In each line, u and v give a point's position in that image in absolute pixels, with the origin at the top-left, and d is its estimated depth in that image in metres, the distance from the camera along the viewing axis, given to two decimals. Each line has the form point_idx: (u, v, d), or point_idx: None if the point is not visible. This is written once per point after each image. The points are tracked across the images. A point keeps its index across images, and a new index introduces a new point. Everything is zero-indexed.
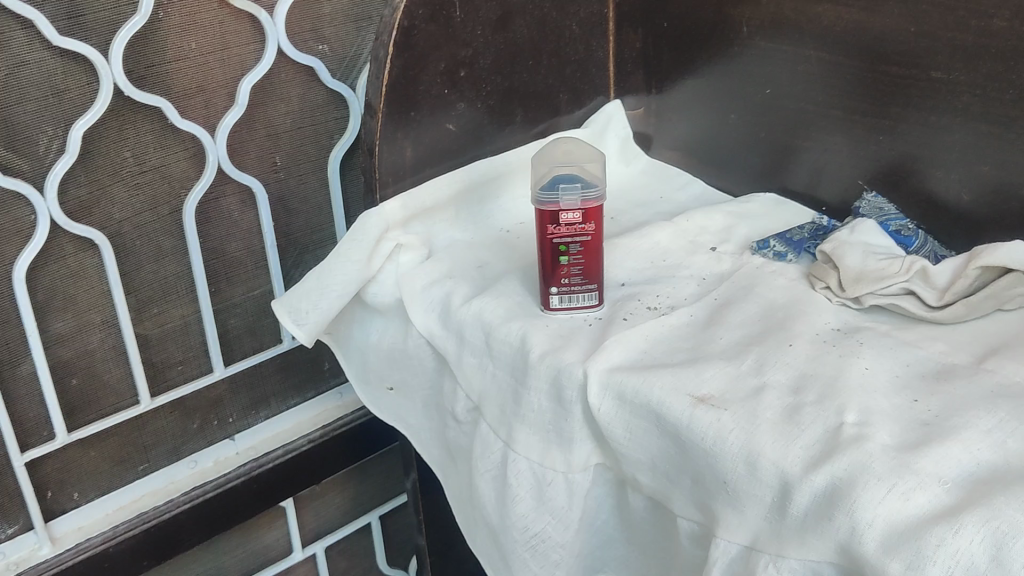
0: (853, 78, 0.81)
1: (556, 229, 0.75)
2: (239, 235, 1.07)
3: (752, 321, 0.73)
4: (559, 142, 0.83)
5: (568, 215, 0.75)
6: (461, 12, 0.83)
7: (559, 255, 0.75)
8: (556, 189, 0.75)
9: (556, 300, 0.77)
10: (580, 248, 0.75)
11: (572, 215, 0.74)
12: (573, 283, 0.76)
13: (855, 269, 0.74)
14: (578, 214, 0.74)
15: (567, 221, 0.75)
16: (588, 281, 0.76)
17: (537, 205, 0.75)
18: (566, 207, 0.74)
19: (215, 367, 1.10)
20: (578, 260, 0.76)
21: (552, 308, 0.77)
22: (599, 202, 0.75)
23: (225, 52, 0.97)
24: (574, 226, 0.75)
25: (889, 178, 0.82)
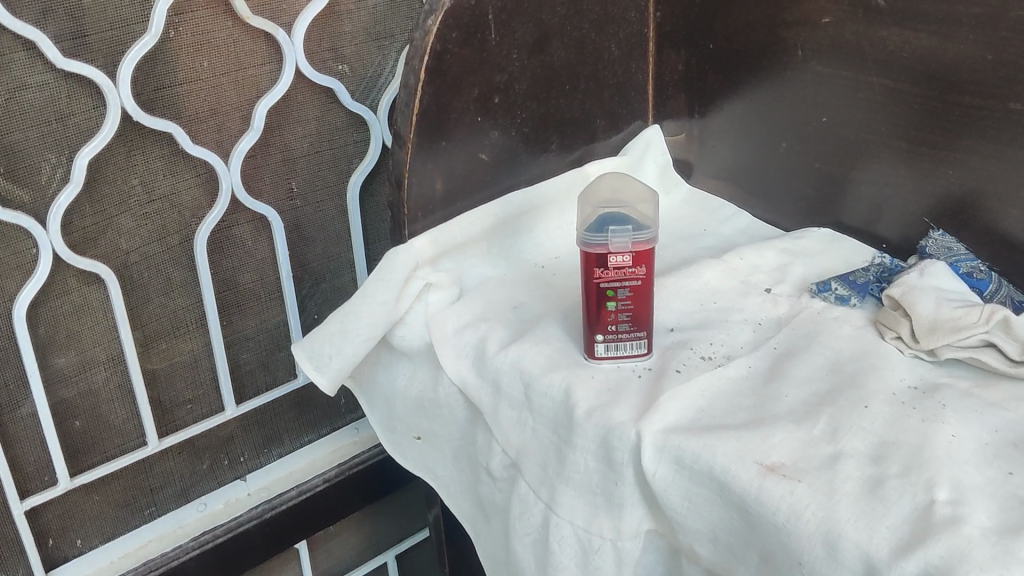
0: (921, 107, 0.74)
1: (604, 273, 0.69)
2: (253, 265, 1.01)
3: (818, 376, 0.67)
4: (604, 176, 0.77)
5: (618, 258, 0.68)
6: (496, 35, 0.77)
7: (606, 301, 0.69)
8: (604, 231, 0.68)
9: (601, 348, 0.71)
10: (629, 294, 0.69)
11: (622, 258, 0.68)
12: (621, 331, 0.70)
13: (930, 318, 0.68)
14: (629, 257, 0.68)
15: (616, 265, 0.68)
16: (636, 328, 0.70)
17: (582, 247, 0.69)
18: (616, 250, 0.68)
19: (227, 406, 1.05)
20: (627, 306, 0.69)
21: (597, 356, 0.71)
22: (651, 244, 0.68)
23: (239, 73, 0.92)
24: (623, 269, 0.69)
25: (959, 216, 0.76)
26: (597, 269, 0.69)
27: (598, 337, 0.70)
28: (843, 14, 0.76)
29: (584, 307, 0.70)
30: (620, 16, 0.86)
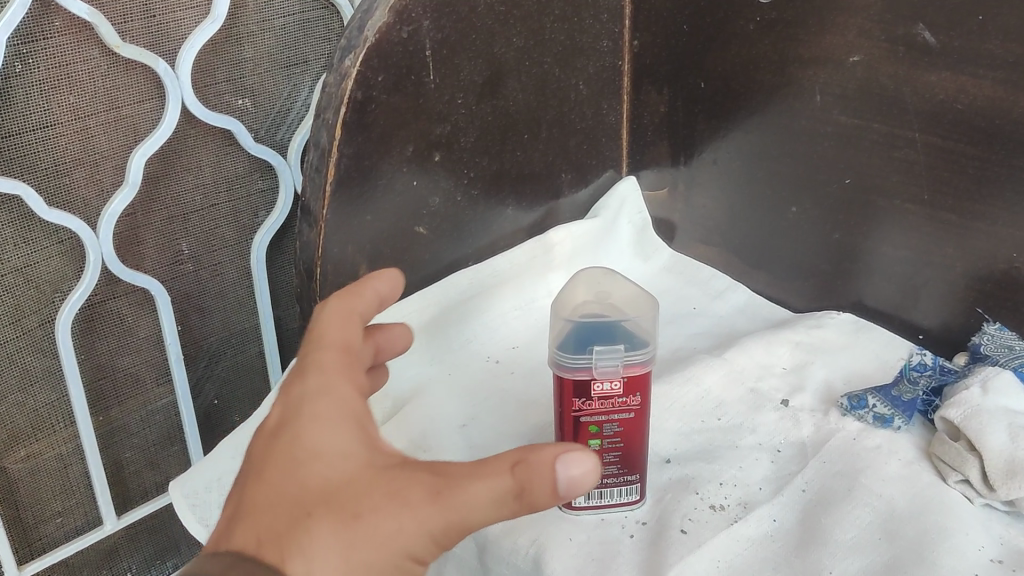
0: (981, 172, 0.59)
1: (585, 404, 0.51)
2: (135, 346, 0.82)
3: (867, 542, 0.51)
4: (582, 273, 0.60)
5: (603, 385, 0.51)
6: (435, 76, 0.59)
7: (588, 438, 0.52)
8: (587, 350, 0.51)
9: (581, 497, 0.53)
10: (617, 429, 0.52)
11: (610, 385, 0.51)
12: (606, 475, 0.53)
13: (1006, 457, 0.52)
14: (619, 384, 0.51)
15: (601, 394, 0.51)
16: (627, 471, 0.53)
17: (556, 371, 0.52)
18: (602, 376, 0.51)
19: (107, 520, 0.85)
20: (615, 445, 0.52)
21: (576, 507, 0.54)
22: (648, 367, 0.52)
23: (111, 114, 0.72)
24: (611, 400, 0.52)
25: (1021, 306, 0.60)
26: (577, 399, 0.51)
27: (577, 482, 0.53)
28: (876, 51, 0.60)
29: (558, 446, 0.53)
30: (590, 46, 0.69)
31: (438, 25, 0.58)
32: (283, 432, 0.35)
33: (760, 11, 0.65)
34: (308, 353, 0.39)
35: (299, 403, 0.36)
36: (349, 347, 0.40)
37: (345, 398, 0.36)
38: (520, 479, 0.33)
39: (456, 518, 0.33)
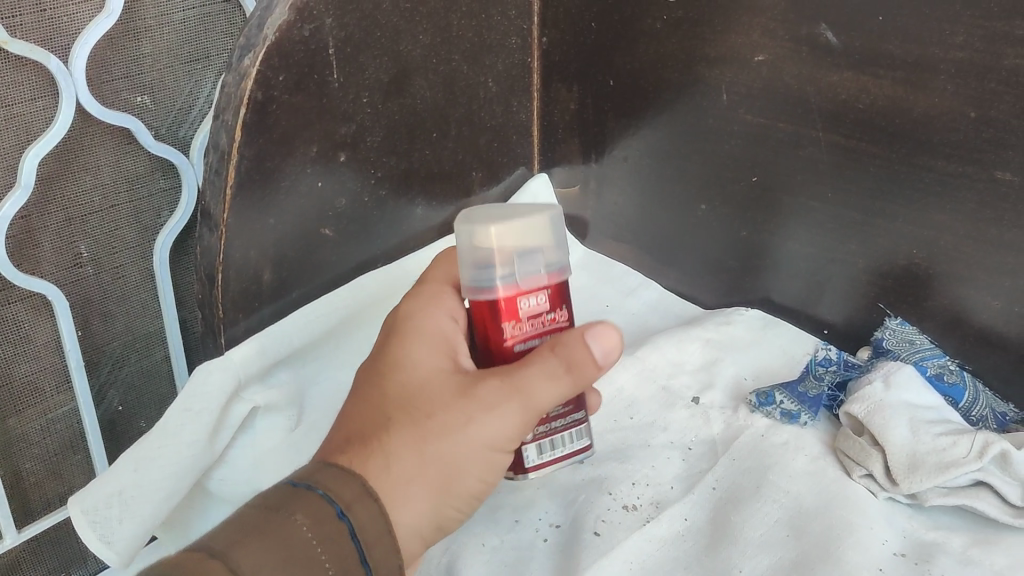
0: (883, 171, 0.60)
1: (514, 329, 0.45)
2: (32, 354, 0.79)
3: (776, 539, 0.51)
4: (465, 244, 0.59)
5: (530, 301, 0.46)
6: (338, 74, 0.58)
7: None
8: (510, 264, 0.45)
9: (533, 454, 0.47)
10: None
11: (537, 301, 0.46)
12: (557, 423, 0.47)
13: (908, 451, 0.53)
14: (546, 296, 0.46)
15: (530, 311, 0.46)
16: (575, 411, 0.48)
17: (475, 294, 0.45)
18: (528, 288, 0.45)
19: (7, 532, 0.81)
20: None
21: (531, 467, 0.47)
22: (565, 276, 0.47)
23: (1, 113, 0.69)
24: (539, 318, 0.46)
25: (921, 302, 0.62)
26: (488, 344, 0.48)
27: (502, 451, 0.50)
28: (780, 51, 0.61)
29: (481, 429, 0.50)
30: (497, 43, 0.69)
31: (340, 23, 0.56)
32: (380, 350, 0.48)
33: (665, 10, 0.65)
34: (419, 283, 0.53)
35: (392, 329, 0.49)
36: (428, 303, 0.50)
37: (438, 330, 0.48)
38: (561, 355, 0.43)
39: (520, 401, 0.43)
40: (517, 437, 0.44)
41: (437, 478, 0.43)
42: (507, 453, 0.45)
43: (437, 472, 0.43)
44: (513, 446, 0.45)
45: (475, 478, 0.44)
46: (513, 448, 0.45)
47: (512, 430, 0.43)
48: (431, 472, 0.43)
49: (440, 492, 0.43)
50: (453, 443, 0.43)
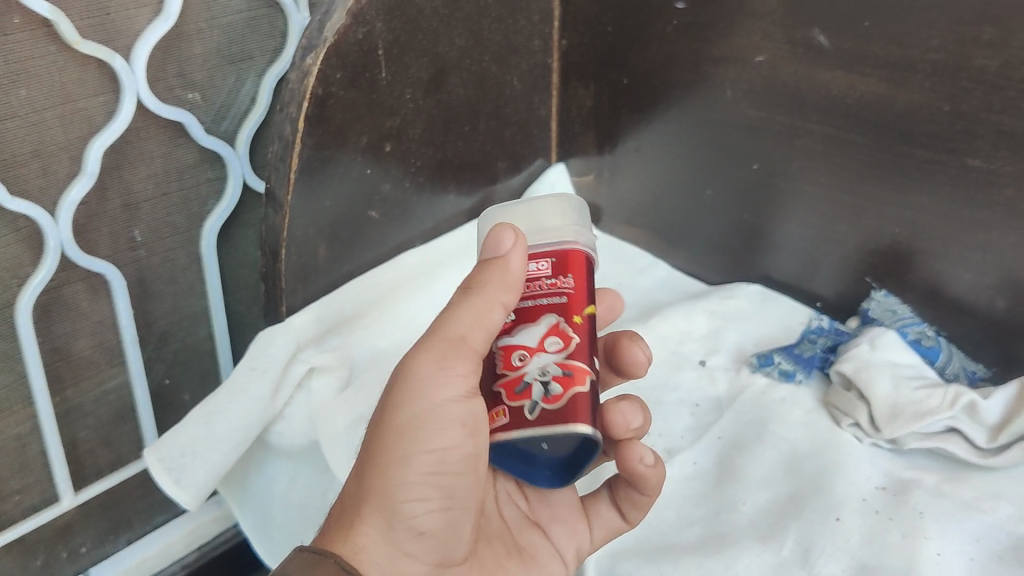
0: (868, 160, 0.67)
1: None
2: (89, 329, 0.86)
3: (774, 476, 0.59)
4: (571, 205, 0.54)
5: None
6: (387, 73, 0.65)
7: None
8: None
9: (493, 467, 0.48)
10: None
11: None
12: None
13: (890, 403, 0.61)
14: None
15: None
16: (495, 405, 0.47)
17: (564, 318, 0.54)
18: None
19: (64, 495, 0.89)
20: None
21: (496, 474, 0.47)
22: None
23: (66, 107, 0.75)
24: None
25: (901, 275, 0.70)
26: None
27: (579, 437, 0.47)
28: (777, 52, 0.68)
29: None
30: (522, 45, 0.76)
31: (389, 27, 0.64)
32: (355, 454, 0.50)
33: (675, 15, 0.72)
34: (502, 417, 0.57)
35: None
36: None
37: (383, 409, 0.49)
38: (468, 284, 0.46)
39: (449, 350, 0.44)
40: (436, 397, 0.44)
41: (379, 491, 0.44)
42: (447, 423, 0.44)
43: (377, 486, 0.44)
44: (446, 408, 0.44)
45: (421, 464, 0.44)
46: (446, 412, 0.44)
47: (431, 389, 0.44)
48: (375, 497, 0.44)
49: (391, 503, 0.44)
50: (384, 448, 0.44)
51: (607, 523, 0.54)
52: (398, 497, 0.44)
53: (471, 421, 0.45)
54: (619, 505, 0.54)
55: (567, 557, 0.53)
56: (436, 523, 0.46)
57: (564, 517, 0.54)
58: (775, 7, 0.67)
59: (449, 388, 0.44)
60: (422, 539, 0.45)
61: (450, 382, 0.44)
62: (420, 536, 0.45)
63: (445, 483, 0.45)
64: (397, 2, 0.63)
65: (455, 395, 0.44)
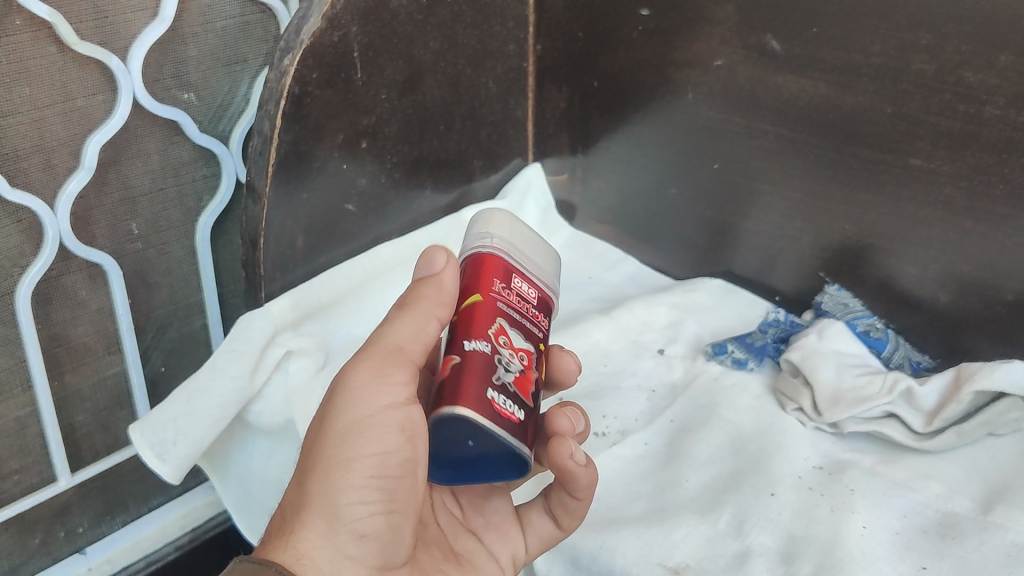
0: (820, 160, 0.71)
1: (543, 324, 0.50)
2: (89, 317, 0.83)
3: (718, 455, 0.63)
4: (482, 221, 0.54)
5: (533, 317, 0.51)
6: (362, 74, 0.69)
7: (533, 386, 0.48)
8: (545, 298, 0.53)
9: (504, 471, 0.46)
10: None
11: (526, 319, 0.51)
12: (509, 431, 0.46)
13: (832, 389, 0.65)
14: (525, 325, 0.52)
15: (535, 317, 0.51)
16: None
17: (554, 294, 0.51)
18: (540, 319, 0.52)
19: (61, 476, 0.86)
20: None
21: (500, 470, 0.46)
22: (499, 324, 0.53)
23: (67, 105, 0.74)
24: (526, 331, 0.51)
25: (854, 270, 0.73)
26: (541, 320, 0.50)
27: (519, 413, 0.45)
28: (734, 56, 0.72)
29: (524, 399, 0.46)
30: (497, 49, 0.80)
31: (364, 30, 0.67)
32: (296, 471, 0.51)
33: (641, 21, 0.76)
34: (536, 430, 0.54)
35: None
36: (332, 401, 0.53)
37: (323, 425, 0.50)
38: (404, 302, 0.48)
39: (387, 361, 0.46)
40: (375, 404, 0.45)
41: (321, 495, 0.45)
42: (386, 428, 0.45)
43: (319, 490, 0.45)
44: (384, 414, 0.45)
45: (363, 468, 0.45)
46: (385, 417, 0.45)
47: (370, 396, 0.45)
48: (316, 501, 0.45)
49: (332, 507, 0.45)
50: (326, 453, 0.45)
51: (541, 531, 0.56)
52: (339, 500, 0.45)
53: (410, 426, 0.45)
54: (552, 514, 0.56)
55: (502, 559, 0.56)
56: (377, 526, 0.47)
57: (498, 524, 0.56)
58: (731, 13, 0.71)
59: (387, 395, 0.46)
60: (362, 543, 0.46)
61: (388, 390, 0.46)
62: (360, 540, 0.46)
63: (386, 487, 0.46)
64: (372, 6, 0.67)
65: (394, 401, 0.46)
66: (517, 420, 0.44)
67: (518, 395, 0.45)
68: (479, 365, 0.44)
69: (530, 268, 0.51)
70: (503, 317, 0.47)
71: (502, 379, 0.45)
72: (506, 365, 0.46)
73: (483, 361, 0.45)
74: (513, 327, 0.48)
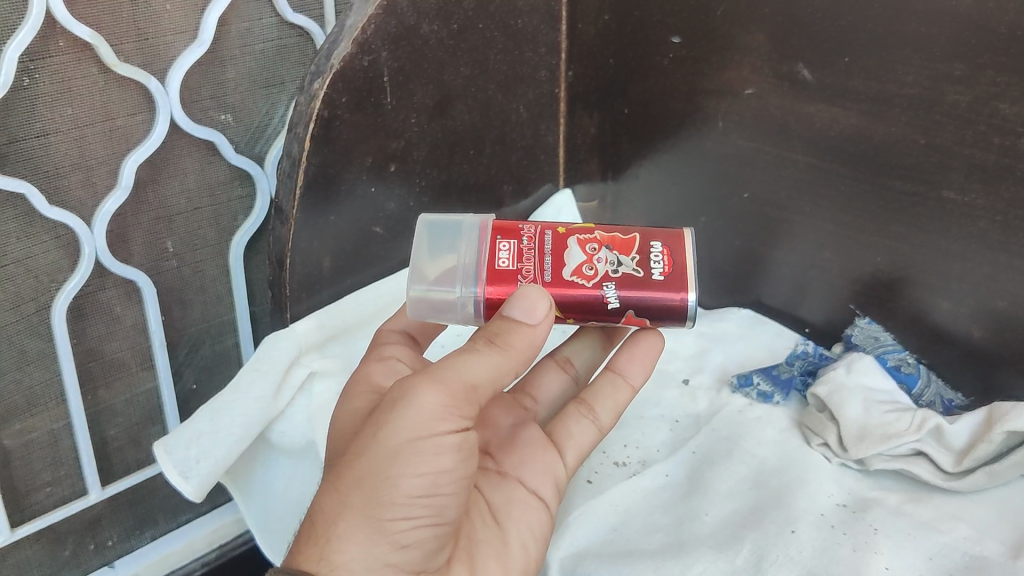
0: (850, 190, 0.70)
1: (528, 251, 0.51)
2: (123, 333, 0.83)
3: (739, 490, 0.63)
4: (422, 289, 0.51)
5: (506, 249, 0.51)
6: (392, 98, 0.69)
7: (608, 244, 0.51)
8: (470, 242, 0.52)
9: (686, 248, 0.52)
10: (596, 242, 0.51)
11: (505, 245, 0.51)
12: (658, 250, 0.51)
13: (858, 424, 0.64)
14: (502, 237, 0.52)
15: (517, 253, 0.51)
16: (649, 238, 0.52)
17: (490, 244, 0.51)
18: (494, 247, 0.51)
19: (92, 489, 0.86)
20: (605, 244, 0.52)
21: (687, 268, 0.51)
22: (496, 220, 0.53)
23: (106, 125, 0.73)
24: (528, 249, 0.51)
25: (886, 303, 0.72)
26: (523, 228, 0.52)
27: (658, 245, 0.52)
28: (766, 85, 0.72)
29: (641, 236, 0.52)
30: (529, 75, 0.79)
31: (394, 56, 0.67)
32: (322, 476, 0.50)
33: (672, 48, 0.76)
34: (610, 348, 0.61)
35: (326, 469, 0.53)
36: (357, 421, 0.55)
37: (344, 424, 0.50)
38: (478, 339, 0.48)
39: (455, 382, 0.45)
40: (436, 429, 0.45)
41: (363, 509, 0.44)
42: (438, 452, 0.45)
43: (365, 504, 0.44)
44: (441, 439, 0.45)
45: (410, 488, 0.45)
46: (441, 442, 0.45)
47: (428, 422, 0.45)
48: (360, 515, 0.44)
49: (376, 521, 0.45)
50: (374, 471, 0.44)
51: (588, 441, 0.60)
52: (384, 515, 0.45)
53: (461, 447, 0.46)
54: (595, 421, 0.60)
55: (547, 494, 0.56)
56: (420, 537, 0.46)
57: (534, 457, 0.57)
58: (762, 42, 0.70)
59: (448, 421, 0.45)
60: (405, 553, 0.46)
61: (450, 416, 0.45)
62: (403, 552, 0.46)
63: (431, 504, 0.46)
64: (402, 33, 0.67)
65: (450, 430, 0.45)
66: (666, 249, 0.51)
67: (638, 250, 0.51)
68: (634, 285, 0.50)
69: (471, 245, 0.52)
70: (562, 269, 0.50)
71: (635, 266, 0.50)
72: (615, 263, 0.51)
73: (628, 280, 0.50)
74: (564, 254, 0.51)
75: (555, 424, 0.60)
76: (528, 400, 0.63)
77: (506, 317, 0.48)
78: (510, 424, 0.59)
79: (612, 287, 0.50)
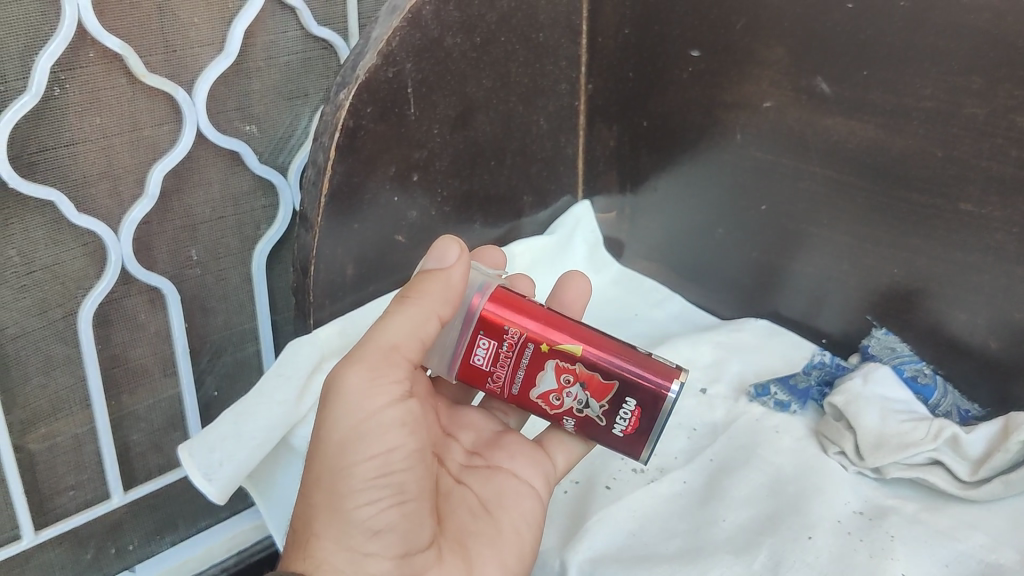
0: (867, 202, 0.71)
1: (502, 359, 0.53)
2: (147, 340, 0.85)
3: (756, 497, 0.63)
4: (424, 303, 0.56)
5: (483, 350, 0.54)
6: (416, 109, 0.70)
7: (582, 381, 0.53)
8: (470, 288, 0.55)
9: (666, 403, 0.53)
10: (573, 373, 0.53)
11: (483, 346, 0.53)
12: (627, 411, 0.53)
13: (875, 433, 0.65)
14: (484, 336, 0.53)
15: (492, 356, 0.54)
16: (629, 392, 0.53)
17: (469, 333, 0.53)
18: (473, 343, 0.54)
19: (114, 493, 0.87)
20: (581, 378, 0.53)
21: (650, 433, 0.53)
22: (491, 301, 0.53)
23: (134, 134, 0.75)
24: (504, 355, 0.53)
25: (903, 314, 0.72)
26: (509, 330, 0.53)
27: (632, 401, 0.53)
28: (784, 98, 0.72)
29: (620, 387, 0.53)
30: (549, 88, 0.81)
31: (418, 67, 0.68)
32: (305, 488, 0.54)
33: (691, 62, 0.77)
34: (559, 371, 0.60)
35: None
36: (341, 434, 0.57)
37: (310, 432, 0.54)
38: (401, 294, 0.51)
39: (377, 342, 0.49)
40: (371, 407, 0.48)
41: (329, 506, 0.48)
42: (383, 431, 0.48)
43: (329, 499, 0.48)
44: (381, 416, 0.48)
45: (366, 470, 0.47)
46: (381, 419, 0.48)
47: (364, 403, 0.48)
48: (328, 512, 0.48)
49: (339, 511, 0.47)
50: (328, 466, 0.48)
51: (574, 444, 0.59)
52: (348, 504, 0.47)
53: (404, 422, 0.49)
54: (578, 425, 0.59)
55: (538, 485, 0.57)
56: (392, 519, 0.48)
57: (521, 452, 0.59)
58: (781, 56, 0.71)
59: (383, 397, 0.48)
60: (381, 539, 0.48)
61: (385, 391, 0.48)
62: (377, 538, 0.48)
63: (392, 481, 0.48)
64: (426, 45, 0.68)
65: (386, 404, 0.48)
66: (637, 411, 0.53)
67: (609, 400, 0.53)
68: (590, 427, 0.54)
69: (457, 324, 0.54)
70: (531, 389, 0.54)
71: (597, 415, 0.54)
72: (582, 402, 0.54)
73: (587, 423, 0.54)
74: (537, 374, 0.53)
75: (547, 430, 0.60)
76: (504, 415, 0.64)
77: (428, 269, 0.52)
78: (493, 430, 0.61)
79: (571, 421, 0.55)
